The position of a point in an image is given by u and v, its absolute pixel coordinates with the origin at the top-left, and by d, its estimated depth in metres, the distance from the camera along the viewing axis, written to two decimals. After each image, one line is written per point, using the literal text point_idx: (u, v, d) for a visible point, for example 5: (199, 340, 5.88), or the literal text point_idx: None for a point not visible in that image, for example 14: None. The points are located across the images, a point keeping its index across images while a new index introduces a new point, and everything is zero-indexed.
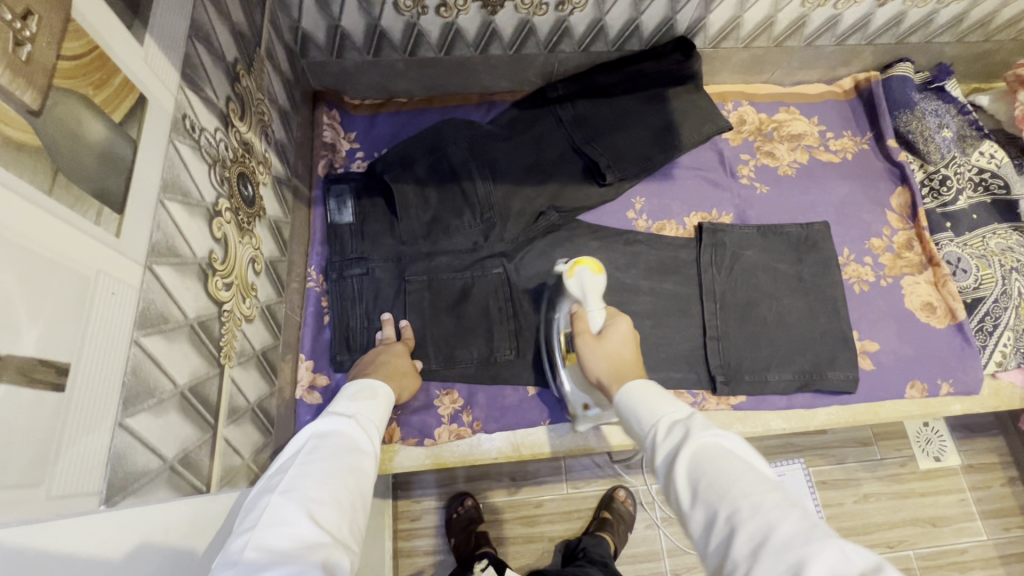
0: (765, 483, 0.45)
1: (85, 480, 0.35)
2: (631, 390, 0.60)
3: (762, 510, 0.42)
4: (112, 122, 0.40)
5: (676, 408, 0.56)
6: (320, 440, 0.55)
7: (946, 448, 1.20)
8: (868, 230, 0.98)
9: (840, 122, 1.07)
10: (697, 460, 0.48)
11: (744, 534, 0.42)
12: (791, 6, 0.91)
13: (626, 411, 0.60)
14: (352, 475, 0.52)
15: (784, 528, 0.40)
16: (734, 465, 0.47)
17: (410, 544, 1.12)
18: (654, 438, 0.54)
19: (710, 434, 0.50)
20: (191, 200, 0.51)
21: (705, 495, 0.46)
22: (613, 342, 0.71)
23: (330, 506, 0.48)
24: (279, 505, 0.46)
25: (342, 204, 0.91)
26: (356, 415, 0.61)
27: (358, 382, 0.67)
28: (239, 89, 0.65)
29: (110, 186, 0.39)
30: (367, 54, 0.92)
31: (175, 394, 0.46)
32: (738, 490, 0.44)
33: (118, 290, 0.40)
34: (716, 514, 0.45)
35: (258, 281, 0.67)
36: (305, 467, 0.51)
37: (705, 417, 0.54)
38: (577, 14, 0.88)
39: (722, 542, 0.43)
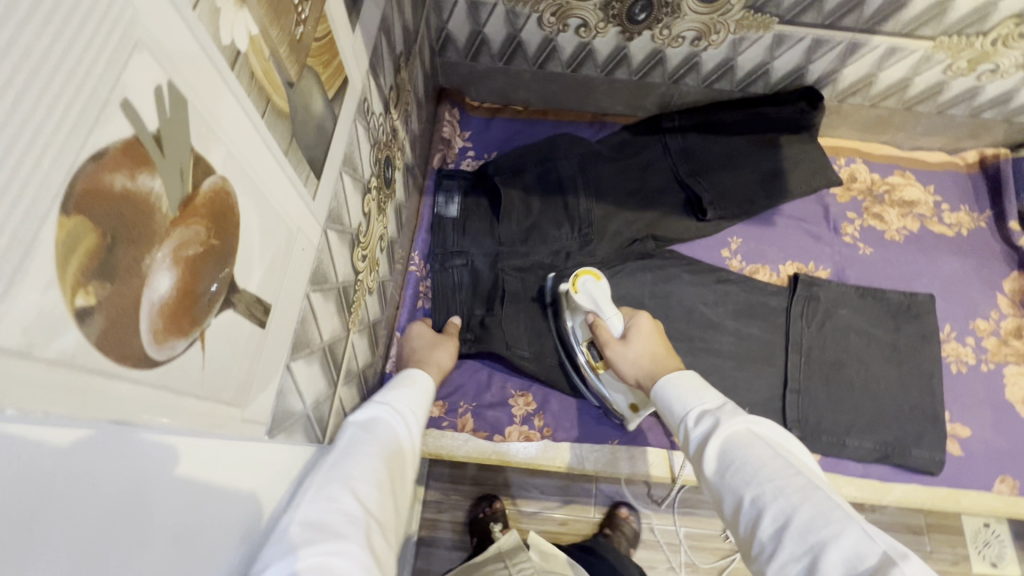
0: (790, 468, 0.47)
1: (262, 411, 0.40)
2: (665, 379, 0.61)
3: (788, 498, 0.45)
4: (328, 99, 0.45)
5: (708, 397, 0.57)
6: (360, 428, 0.54)
7: (1006, 555, 1.12)
8: (974, 310, 0.95)
9: (959, 195, 1.03)
10: (725, 449, 0.51)
11: (769, 520, 0.45)
12: (932, 72, 0.90)
13: (660, 398, 0.61)
14: (391, 462, 0.52)
15: (807, 514, 0.43)
16: (761, 450, 0.49)
17: (439, 532, 1.14)
18: (685, 425, 0.56)
19: (740, 420, 0.52)
20: (356, 175, 0.56)
21: (734, 480, 0.49)
22: (639, 342, 0.72)
23: (371, 488, 0.47)
24: (321, 483, 0.46)
25: (450, 198, 0.97)
26: (392, 401, 0.60)
27: (400, 372, 0.67)
28: (398, 80, 0.70)
29: (317, 154, 0.44)
30: (499, 61, 0.97)
31: (320, 348, 0.51)
32: (763, 478, 0.47)
33: (305, 247, 0.44)
34: (743, 498, 0.48)
35: (381, 257, 0.72)
36: (346, 452, 0.50)
37: (736, 407, 0.55)
38: (711, 50, 0.90)
39: (750, 521, 0.47)
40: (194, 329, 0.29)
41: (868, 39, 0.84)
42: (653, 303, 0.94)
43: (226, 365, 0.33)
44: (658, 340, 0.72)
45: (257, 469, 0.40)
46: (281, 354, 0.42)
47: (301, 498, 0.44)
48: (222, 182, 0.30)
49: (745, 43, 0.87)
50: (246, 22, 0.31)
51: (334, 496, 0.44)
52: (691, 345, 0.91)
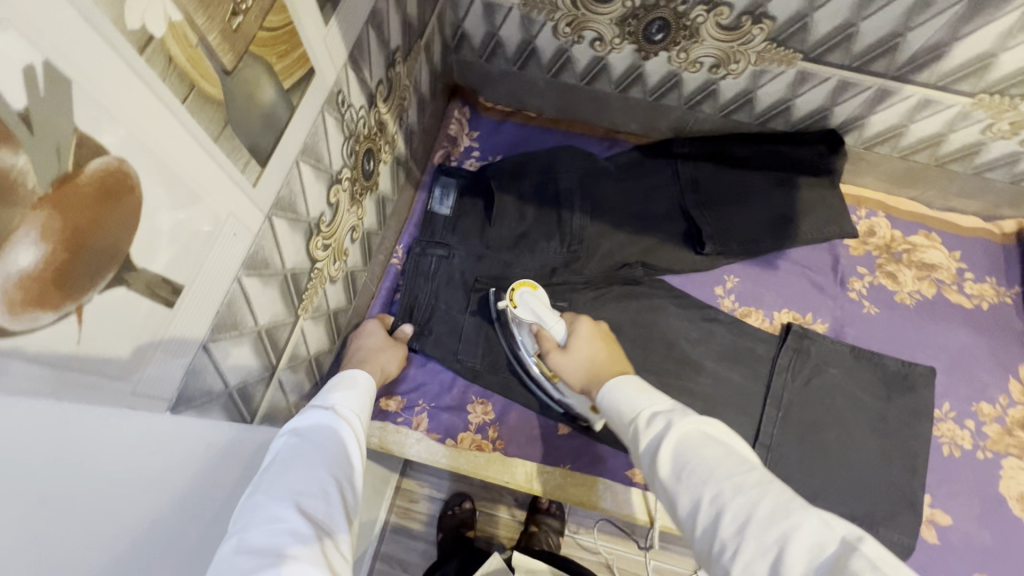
0: (745, 462, 0.46)
1: (161, 388, 0.40)
2: (613, 383, 0.58)
3: (744, 491, 0.43)
4: (282, 89, 0.45)
5: (656, 400, 0.54)
6: (302, 436, 0.53)
7: None
8: (980, 390, 0.88)
9: (986, 266, 0.96)
10: (680, 450, 0.48)
11: (729, 516, 0.42)
12: (969, 130, 0.83)
13: (607, 408, 0.57)
14: (342, 466, 0.52)
15: (764, 508, 0.41)
16: (715, 449, 0.47)
17: (397, 524, 1.15)
18: (635, 430, 0.52)
19: (691, 420, 0.50)
20: (321, 165, 0.56)
21: (689, 476, 0.46)
22: (580, 347, 0.70)
23: (319, 498, 0.47)
24: (263, 504, 0.45)
25: (445, 195, 0.97)
26: (335, 406, 0.60)
27: (341, 373, 0.67)
28: (392, 74, 0.70)
29: (263, 143, 0.44)
30: (513, 65, 0.96)
31: (254, 331, 0.51)
32: (718, 475, 0.45)
33: (239, 233, 0.44)
34: (700, 497, 0.45)
35: (351, 247, 0.72)
36: (292, 463, 0.49)
37: (686, 408, 0.52)
38: (729, 79, 0.86)
39: (707, 528, 0.43)
40: (68, 303, 0.30)
41: (899, 87, 0.79)
42: (634, 331, 0.91)
43: (114, 339, 0.34)
44: (599, 342, 0.70)
45: (160, 445, 0.40)
46: (196, 334, 0.42)
47: (241, 527, 0.43)
48: (119, 163, 0.31)
49: (766, 76, 0.83)
50: (164, 7, 0.31)
51: (280, 516, 0.44)
52: (665, 380, 0.88)
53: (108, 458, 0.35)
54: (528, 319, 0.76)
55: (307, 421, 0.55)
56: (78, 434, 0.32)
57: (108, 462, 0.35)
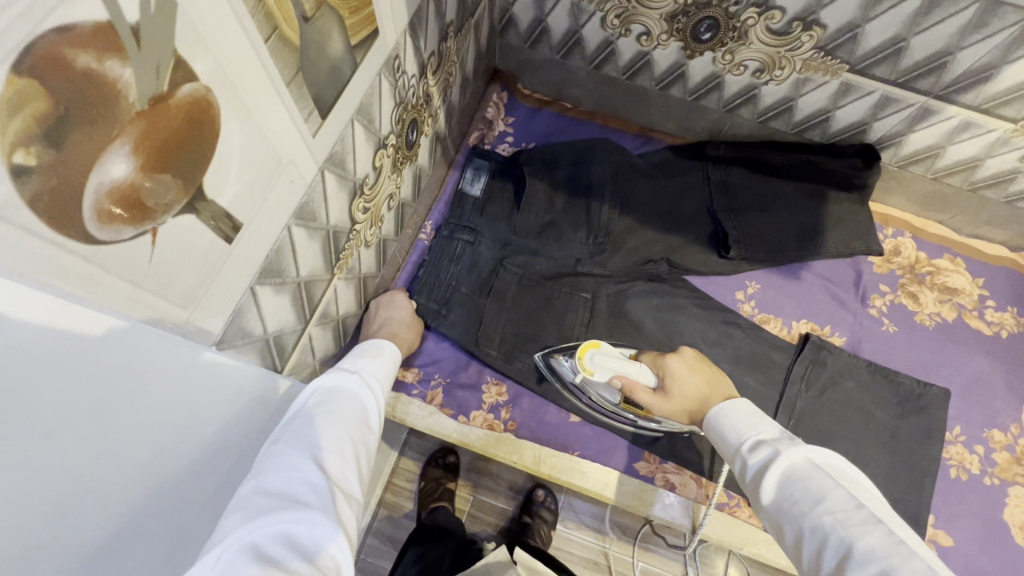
0: (853, 498, 0.46)
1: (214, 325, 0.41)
2: (719, 407, 0.60)
3: (850, 528, 0.43)
4: (350, 45, 0.46)
5: (764, 429, 0.56)
6: (326, 392, 0.53)
7: None
8: (992, 418, 0.88)
9: (1009, 295, 0.96)
10: (782, 479, 0.49)
11: (832, 552, 0.43)
12: (1008, 156, 0.83)
13: (711, 432, 0.60)
14: (360, 428, 0.52)
15: (868, 544, 0.42)
16: (823, 481, 0.48)
17: (396, 499, 1.16)
18: (741, 455, 0.54)
19: (800, 450, 0.51)
20: (372, 127, 0.57)
21: (794, 510, 0.47)
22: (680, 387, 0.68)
23: (337, 456, 0.47)
24: (284, 451, 0.46)
25: (477, 176, 0.98)
26: (360, 371, 0.60)
27: (367, 342, 0.67)
28: (443, 47, 0.71)
29: (326, 95, 0.45)
30: (556, 54, 0.97)
31: (294, 281, 0.52)
32: (820, 510, 0.46)
33: (295, 180, 0.45)
34: (805, 529, 0.46)
35: (387, 215, 0.73)
36: (312, 417, 0.49)
37: (794, 440, 0.54)
38: (771, 85, 0.86)
39: (813, 554, 0.45)
40: (146, 222, 0.31)
41: (942, 107, 0.79)
42: (653, 327, 0.92)
43: (181, 266, 0.35)
44: (694, 373, 0.69)
45: (208, 383, 0.42)
46: (246, 279, 0.43)
47: (260, 471, 0.44)
48: (205, 92, 0.31)
49: (809, 84, 0.83)
50: None
51: (297, 465, 0.44)
52: None
53: (175, 378, 0.38)
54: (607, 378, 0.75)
55: (333, 378, 0.55)
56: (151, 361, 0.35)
57: (171, 382, 0.37)
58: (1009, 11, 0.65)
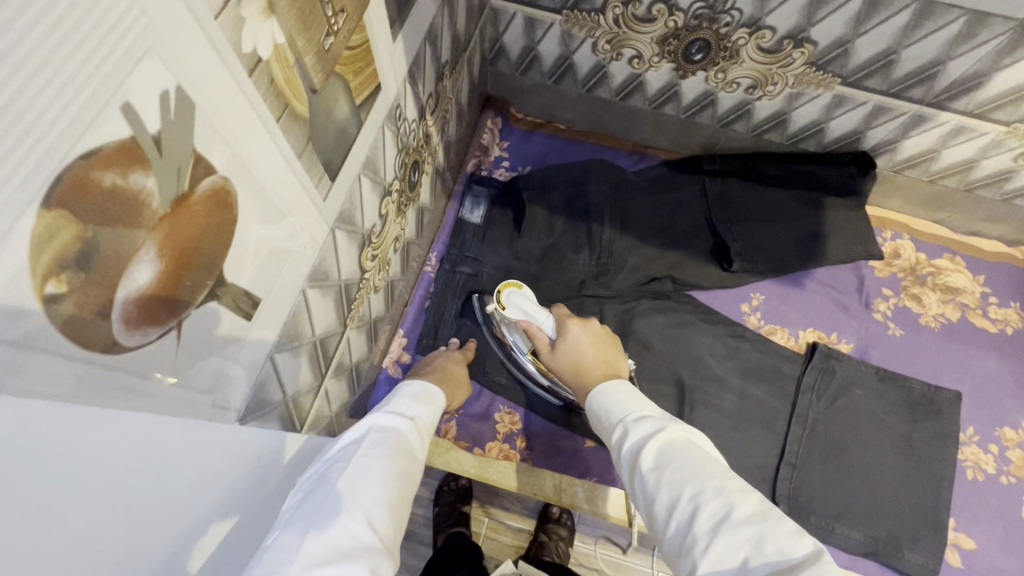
0: (725, 468, 0.45)
1: (237, 399, 0.41)
2: (601, 385, 0.59)
3: (727, 492, 0.42)
4: (354, 106, 0.46)
5: (642, 404, 0.55)
6: (380, 434, 0.52)
7: None
8: (1003, 416, 0.88)
9: (1010, 291, 0.97)
10: (663, 445, 0.48)
11: (705, 514, 0.41)
12: (1001, 158, 0.84)
13: (594, 414, 0.58)
14: (407, 479, 0.50)
15: (744, 509, 0.41)
16: (696, 453, 0.46)
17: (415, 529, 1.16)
18: (623, 427, 0.52)
19: (680, 426, 0.49)
20: (377, 178, 0.57)
21: (670, 475, 0.45)
22: (570, 344, 0.69)
23: (386, 511, 0.45)
24: (341, 496, 0.43)
25: (476, 205, 0.99)
26: (414, 416, 0.59)
27: (419, 384, 0.66)
28: (440, 87, 0.71)
29: (335, 159, 0.45)
30: (549, 79, 0.97)
31: (310, 341, 0.52)
32: (700, 475, 0.44)
33: (308, 245, 0.45)
34: (679, 495, 0.44)
35: (393, 256, 0.73)
36: (365, 459, 0.48)
37: (672, 416, 0.53)
38: (764, 100, 0.87)
39: (683, 524, 0.42)
40: (171, 319, 0.30)
41: (934, 114, 0.80)
42: (662, 345, 0.92)
43: (204, 353, 0.35)
44: (591, 346, 0.68)
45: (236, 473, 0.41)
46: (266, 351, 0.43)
47: (318, 512, 0.42)
48: (224, 183, 0.31)
49: (803, 98, 0.84)
50: (272, 32, 0.32)
51: (349, 514, 0.42)
52: (691, 395, 0.89)
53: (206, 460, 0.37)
54: (516, 318, 0.75)
55: (388, 421, 0.54)
56: (198, 455, 0.35)
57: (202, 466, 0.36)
58: (998, 22, 0.66)
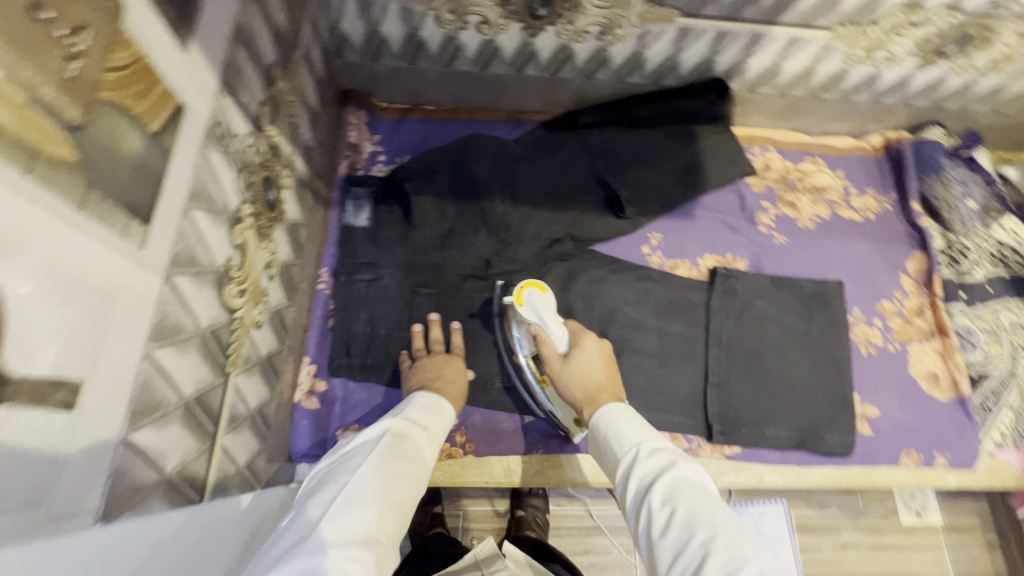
0: (734, 519, 0.49)
1: (88, 495, 0.35)
2: (621, 416, 0.64)
3: (737, 544, 0.45)
4: (150, 133, 0.40)
5: (658, 440, 0.60)
6: (393, 437, 0.59)
7: (929, 504, 1.20)
8: (881, 292, 0.98)
9: (865, 179, 1.07)
10: (674, 483, 0.52)
11: (713, 559, 0.45)
12: (833, 60, 0.91)
13: (603, 437, 0.64)
14: (414, 484, 0.56)
15: (754, 566, 0.44)
16: (710, 502, 0.50)
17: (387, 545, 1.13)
18: (636, 463, 0.57)
19: (692, 470, 0.54)
20: (216, 208, 0.51)
21: (680, 515, 0.49)
22: (579, 362, 0.75)
23: (393, 514, 0.51)
24: (352, 491, 0.51)
25: (359, 207, 0.92)
26: (428, 427, 0.64)
27: (432, 393, 0.71)
28: (274, 92, 0.64)
29: (141, 199, 0.39)
30: (402, 60, 0.92)
31: (180, 405, 0.46)
32: (709, 518, 0.48)
33: (136, 303, 0.39)
34: (688, 536, 0.48)
35: (271, 286, 0.66)
36: (378, 461, 0.55)
37: (689, 458, 0.57)
38: (617, 44, 0.87)
39: (690, 564, 0.46)
40: None
41: (769, 31, 0.84)
42: (578, 305, 0.93)
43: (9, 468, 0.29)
44: (599, 362, 0.76)
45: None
46: (113, 436, 0.37)
47: (332, 500, 0.50)
48: None
49: (651, 36, 0.85)
50: None
51: (357, 511, 0.49)
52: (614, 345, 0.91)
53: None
54: (531, 319, 0.80)
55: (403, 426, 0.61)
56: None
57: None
58: None
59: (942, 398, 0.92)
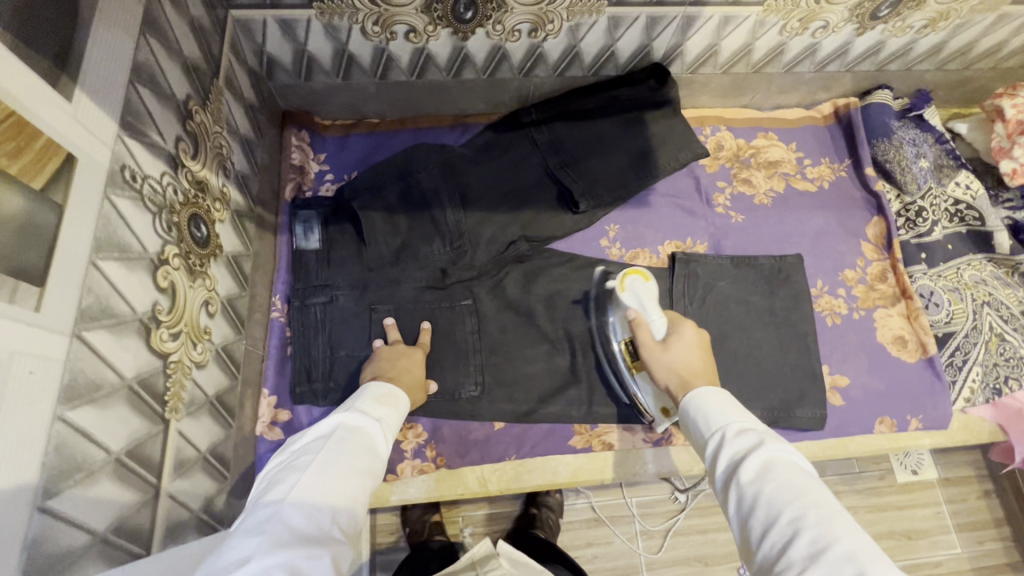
0: (830, 497, 0.46)
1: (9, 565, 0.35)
2: (705, 391, 0.62)
3: (831, 525, 0.43)
4: (33, 191, 0.38)
5: (744, 417, 0.57)
6: (348, 432, 0.57)
7: (924, 462, 1.21)
8: (842, 261, 0.98)
9: (818, 149, 1.06)
10: (766, 462, 0.50)
11: (803, 539, 0.43)
12: (770, 35, 0.90)
13: (689, 415, 0.62)
14: (371, 479, 0.54)
15: (847, 545, 0.42)
16: (805, 480, 0.48)
17: (388, 557, 1.15)
18: (721, 438, 0.56)
19: (783, 448, 0.52)
20: (131, 254, 0.49)
21: (768, 495, 0.48)
22: (680, 351, 0.70)
23: (350, 509, 0.50)
24: (307, 489, 0.49)
25: (309, 229, 0.90)
26: (382, 419, 0.62)
27: (386, 386, 0.69)
28: (193, 126, 0.62)
29: (30, 259, 0.38)
30: (337, 77, 0.90)
31: (109, 462, 0.45)
32: (803, 497, 0.46)
33: (38, 367, 0.38)
34: (776, 516, 0.46)
35: (213, 323, 0.65)
36: (333, 458, 0.53)
37: (777, 434, 0.55)
38: (550, 40, 0.86)
39: (779, 543, 0.45)
40: None
41: (699, 11, 0.83)
42: (541, 305, 0.93)
43: None
44: (699, 351, 0.71)
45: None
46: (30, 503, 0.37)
47: (284, 498, 0.48)
48: None
49: (583, 28, 0.84)
50: None
51: (316, 510, 0.48)
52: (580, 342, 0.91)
53: None
54: (631, 304, 0.80)
55: (356, 420, 0.59)
56: None
57: None
58: None
59: (910, 360, 0.92)
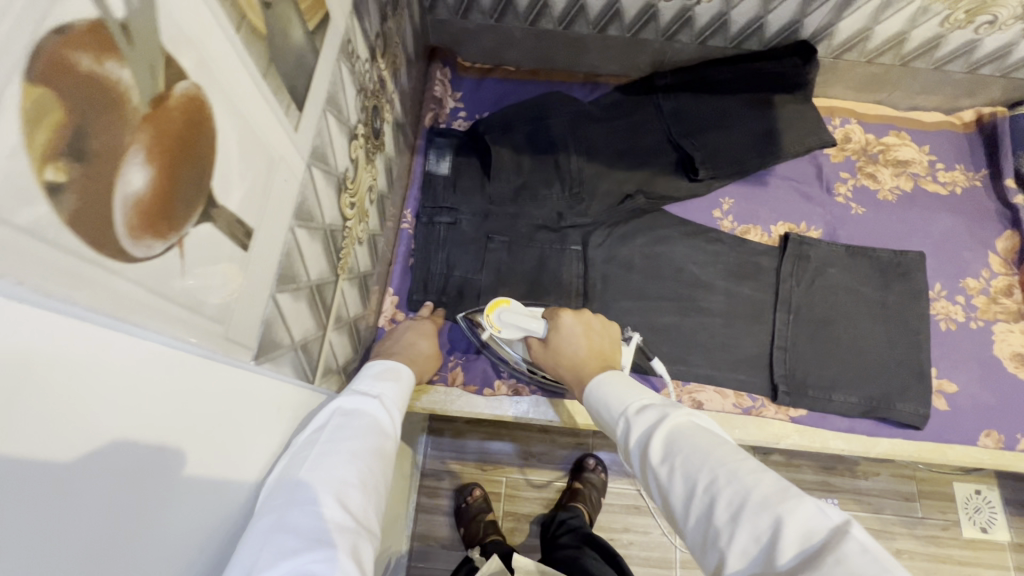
0: (733, 450, 0.45)
1: (159, 431, 0.31)
2: (600, 377, 0.59)
3: (738, 477, 0.42)
4: (308, 30, 0.45)
5: (647, 393, 0.55)
6: (345, 415, 0.52)
7: (996, 520, 1.14)
8: (965, 268, 0.95)
9: (954, 155, 1.03)
10: (672, 437, 0.47)
11: (721, 507, 0.41)
12: (930, 24, 0.88)
13: (595, 404, 0.58)
14: (378, 456, 0.50)
15: (760, 491, 0.40)
16: (705, 439, 0.46)
17: (434, 501, 1.19)
18: (625, 422, 0.53)
19: (683, 411, 0.50)
20: (342, 117, 0.56)
21: (681, 466, 0.45)
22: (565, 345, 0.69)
23: (364, 493, 0.46)
24: (309, 484, 0.43)
25: (441, 157, 0.96)
26: (381, 395, 0.58)
27: (384, 361, 0.65)
28: (385, 28, 0.69)
29: (298, 86, 0.44)
30: (490, 18, 0.96)
31: (307, 286, 0.51)
32: (711, 459, 0.44)
33: (289, 179, 0.44)
34: (694, 485, 0.44)
35: (370, 209, 0.72)
36: (328, 447, 0.47)
37: (675, 402, 0.53)
38: (703, 4, 0.88)
39: (699, 518, 0.43)
40: (172, 234, 0.30)
41: None
42: (642, 261, 0.96)
43: (210, 272, 0.34)
44: (583, 334, 0.69)
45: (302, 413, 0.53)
46: (141, 363, 0.29)
47: (279, 502, 0.42)
48: (196, 90, 0.31)
49: None
50: None
51: (320, 501, 0.42)
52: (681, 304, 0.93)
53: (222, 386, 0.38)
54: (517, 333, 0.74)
55: (353, 401, 0.54)
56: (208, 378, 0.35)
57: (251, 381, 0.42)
58: None
59: None
